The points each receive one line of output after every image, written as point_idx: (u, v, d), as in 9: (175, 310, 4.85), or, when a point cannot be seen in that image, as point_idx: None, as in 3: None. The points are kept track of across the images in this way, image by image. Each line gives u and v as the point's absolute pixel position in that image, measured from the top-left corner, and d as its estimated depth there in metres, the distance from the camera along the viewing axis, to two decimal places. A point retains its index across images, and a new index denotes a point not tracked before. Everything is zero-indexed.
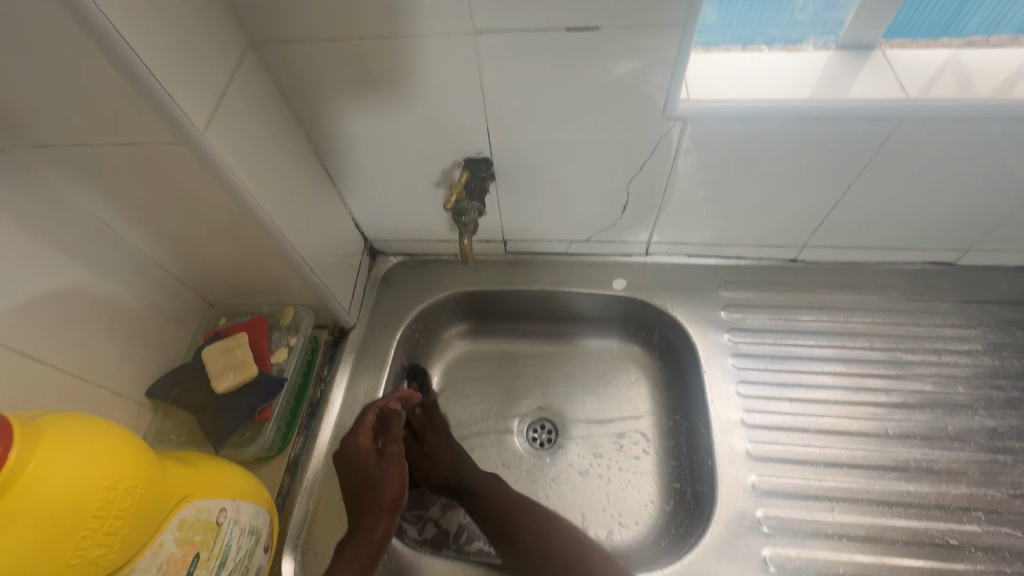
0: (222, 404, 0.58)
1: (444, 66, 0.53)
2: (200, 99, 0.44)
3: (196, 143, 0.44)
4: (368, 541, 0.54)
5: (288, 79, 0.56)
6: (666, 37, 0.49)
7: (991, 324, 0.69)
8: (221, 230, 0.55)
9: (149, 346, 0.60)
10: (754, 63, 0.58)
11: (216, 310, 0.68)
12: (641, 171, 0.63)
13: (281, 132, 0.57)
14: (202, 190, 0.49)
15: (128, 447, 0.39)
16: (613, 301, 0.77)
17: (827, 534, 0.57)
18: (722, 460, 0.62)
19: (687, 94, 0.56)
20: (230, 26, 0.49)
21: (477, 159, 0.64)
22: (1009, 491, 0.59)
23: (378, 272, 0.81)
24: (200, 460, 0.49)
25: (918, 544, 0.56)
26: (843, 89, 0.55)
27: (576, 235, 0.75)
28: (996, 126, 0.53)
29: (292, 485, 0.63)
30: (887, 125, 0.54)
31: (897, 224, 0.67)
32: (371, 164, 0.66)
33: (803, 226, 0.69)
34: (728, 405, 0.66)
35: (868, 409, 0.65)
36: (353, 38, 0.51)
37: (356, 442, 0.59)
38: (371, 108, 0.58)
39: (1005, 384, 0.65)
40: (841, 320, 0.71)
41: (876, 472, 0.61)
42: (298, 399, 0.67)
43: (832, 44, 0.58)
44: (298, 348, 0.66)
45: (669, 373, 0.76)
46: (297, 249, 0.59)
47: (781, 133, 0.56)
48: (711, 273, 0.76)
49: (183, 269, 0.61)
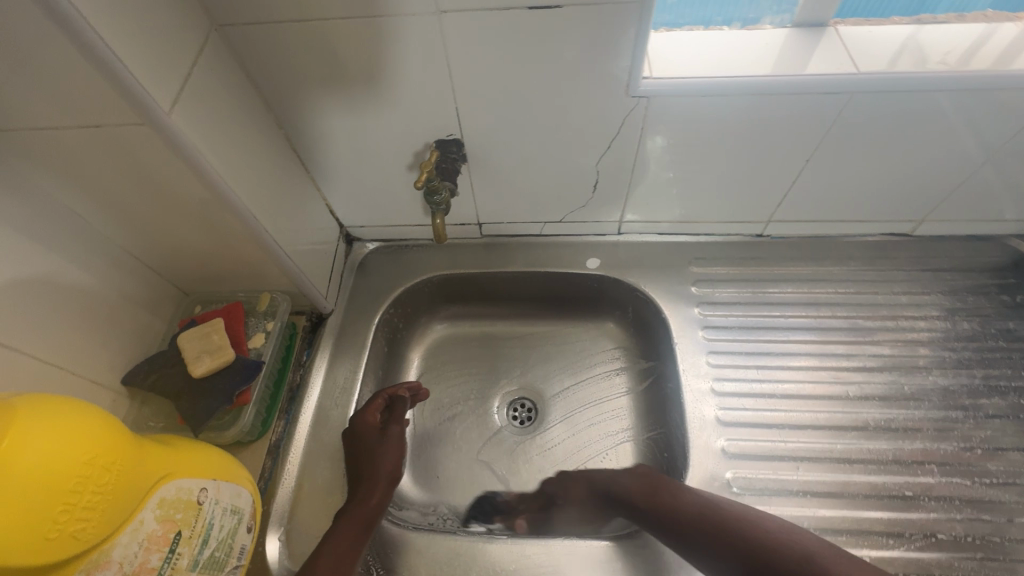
0: (199, 389, 0.58)
1: (411, 47, 0.54)
2: (164, 81, 0.44)
3: (162, 125, 0.44)
4: (363, 506, 0.57)
5: (255, 63, 0.56)
6: (626, 14, 0.50)
7: (945, 291, 0.73)
8: (191, 215, 0.55)
9: (123, 334, 0.59)
10: (714, 41, 0.60)
11: (191, 298, 0.68)
12: (609, 150, 0.65)
13: (250, 116, 0.57)
14: (170, 172, 0.49)
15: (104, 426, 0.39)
16: (587, 280, 0.78)
17: (792, 492, 0.60)
18: (693, 426, 0.65)
19: (651, 72, 0.57)
20: (192, 8, 0.49)
21: (448, 141, 0.64)
22: (961, 444, 0.62)
23: (355, 258, 0.81)
24: (179, 442, 0.50)
25: (877, 497, 0.60)
26: (799, 64, 0.57)
27: (549, 217, 0.76)
28: (941, 97, 0.56)
29: (273, 469, 0.63)
30: (839, 98, 0.57)
31: (855, 197, 0.70)
32: (343, 149, 0.66)
33: (767, 202, 0.71)
34: (699, 375, 0.68)
35: (831, 373, 0.68)
36: (319, 20, 0.51)
37: (365, 419, 0.64)
38: (339, 91, 0.59)
39: (957, 345, 0.69)
40: (804, 291, 0.74)
41: (838, 432, 0.64)
42: (277, 385, 0.68)
43: (788, 22, 0.61)
44: (275, 333, 0.66)
45: (642, 348, 0.78)
46: (271, 233, 0.59)
47: (742, 108, 0.58)
48: (682, 250, 0.78)
49: (155, 257, 0.61)
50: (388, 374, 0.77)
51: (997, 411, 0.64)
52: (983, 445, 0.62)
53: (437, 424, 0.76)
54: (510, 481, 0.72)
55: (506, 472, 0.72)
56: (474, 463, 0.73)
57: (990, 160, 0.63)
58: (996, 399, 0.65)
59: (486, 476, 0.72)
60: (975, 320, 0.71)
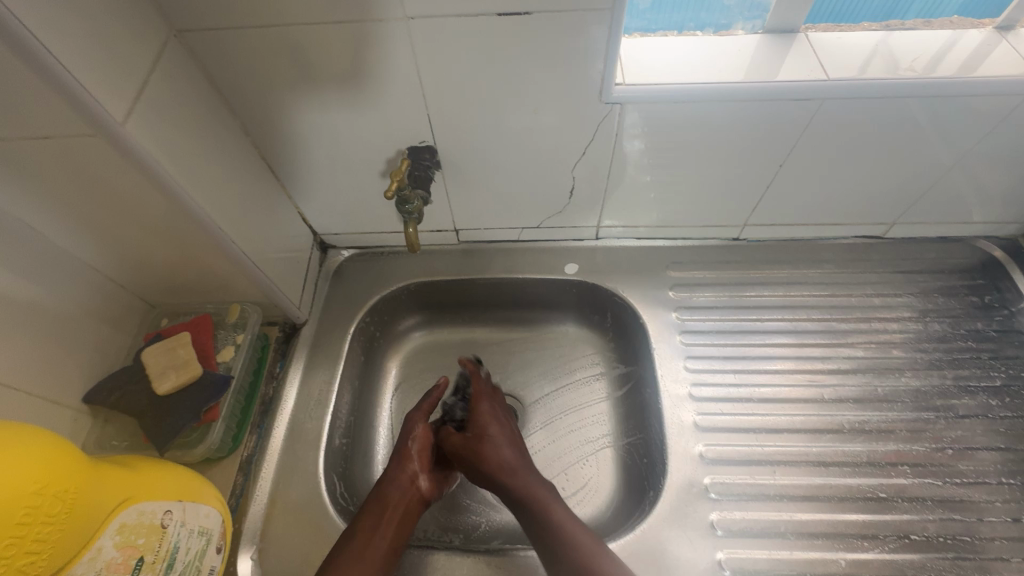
0: (165, 406, 0.56)
1: (379, 53, 0.53)
2: (118, 89, 0.42)
3: (115, 135, 0.42)
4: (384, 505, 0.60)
5: (218, 70, 0.54)
6: (597, 21, 0.50)
7: (917, 292, 0.74)
8: (154, 227, 0.53)
9: (84, 350, 0.57)
10: (687, 47, 0.60)
11: (158, 311, 0.66)
12: (584, 156, 0.64)
13: (214, 124, 0.55)
14: (128, 184, 0.47)
15: (57, 451, 0.38)
16: (565, 285, 0.78)
17: (769, 496, 0.60)
18: (671, 432, 0.65)
19: (623, 78, 0.57)
20: (149, 13, 0.47)
21: (421, 148, 0.63)
22: (933, 445, 0.63)
23: (330, 266, 0.80)
24: (143, 463, 0.48)
25: (852, 500, 0.60)
26: (769, 70, 0.57)
27: (526, 222, 0.75)
28: (909, 103, 0.57)
29: (245, 485, 0.61)
30: (809, 104, 0.57)
31: (828, 201, 0.70)
32: (313, 156, 0.65)
33: (741, 206, 0.72)
34: (677, 380, 0.68)
35: (807, 376, 0.68)
36: (283, 25, 0.50)
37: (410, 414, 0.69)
38: (307, 97, 0.57)
39: (929, 346, 0.70)
40: (780, 295, 0.74)
41: (814, 436, 0.64)
42: (248, 398, 0.66)
43: (759, 28, 0.61)
44: (245, 346, 0.64)
45: (622, 354, 0.78)
46: (238, 244, 0.58)
47: (714, 114, 0.58)
48: (660, 255, 0.78)
49: (117, 270, 0.59)
50: (365, 384, 0.76)
51: (968, 412, 0.65)
52: (954, 445, 0.63)
53: None
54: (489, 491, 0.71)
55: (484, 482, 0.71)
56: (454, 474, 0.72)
57: (957, 164, 0.64)
58: (967, 399, 0.66)
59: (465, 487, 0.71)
60: (946, 321, 0.72)
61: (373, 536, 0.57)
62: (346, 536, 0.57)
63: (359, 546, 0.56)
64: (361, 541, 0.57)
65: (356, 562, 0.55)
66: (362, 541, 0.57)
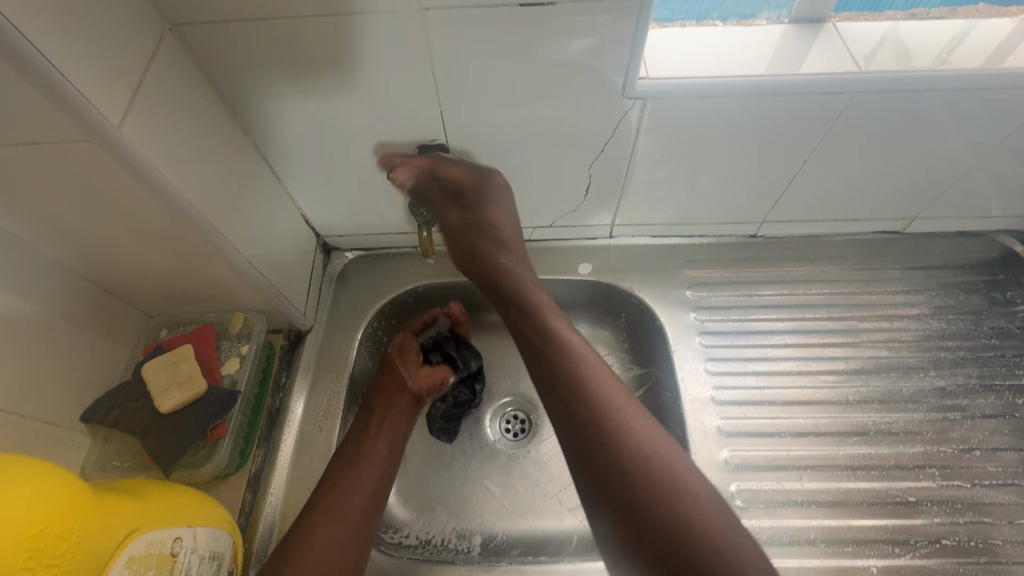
0: (169, 424, 0.54)
1: (390, 47, 0.50)
2: (113, 91, 0.39)
3: (111, 140, 0.39)
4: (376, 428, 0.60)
5: (217, 65, 0.51)
6: (623, 12, 0.47)
7: (936, 289, 0.72)
8: (153, 236, 0.49)
9: (81, 365, 0.54)
10: (710, 37, 0.57)
11: (156, 321, 0.62)
12: (602, 153, 0.62)
13: (213, 123, 0.52)
14: (124, 193, 0.44)
15: (58, 484, 0.35)
16: (578, 286, 0.76)
17: (797, 503, 0.59)
18: (695, 437, 0.63)
19: (646, 72, 0.54)
20: (140, 4, 0.44)
21: (432, 147, 0.60)
22: (960, 446, 0.62)
23: (333, 269, 0.76)
24: (146, 490, 0.46)
25: (881, 504, 0.59)
26: (798, 62, 0.54)
27: (538, 222, 0.73)
28: (941, 96, 0.55)
29: (254, 502, 0.58)
30: (840, 98, 0.55)
31: (849, 196, 0.68)
32: (318, 155, 0.61)
33: (760, 203, 0.69)
34: (698, 384, 0.67)
35: (829, 377, 0.67)
36: (288, 18, 0.47)
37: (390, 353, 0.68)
38: (311, 93, 0.54)
39: (951, 345, 0.69)
40: (799, 293, 0.72)
41: (839, 439, 0.63)
42: (254, 411, 0.63)
43: (785, 17, 0.58)
44: (250, 357, 0.61)
45: (636, 354, 0.76)
46: (239, 248, 0.55)
47: (739, 108, 0.56)
48: (675, 253, 0.76)
49: (113, 279, 0.55)
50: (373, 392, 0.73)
51: (993, 411, 0.64)
52: (981, 446, 0.62)
53: (428, 443, 0.73)
54: (505, 499, 0.69)
55: (500, 489, 0.70)
56: (468, 482, 0.70)
57: (983, 159, 0.62)
58: (990, 398, 0.65)
59: (480, 495, 0.69)
60: (967, 318, 0.71)
61: (365, 450, 0.58)
62: (341, 455, 0.58)
63: (351, 457, 0.57)
64: (352, 454, 0.57)
65: (355, 476, 0.55)
66: (352, 453, 0.57)
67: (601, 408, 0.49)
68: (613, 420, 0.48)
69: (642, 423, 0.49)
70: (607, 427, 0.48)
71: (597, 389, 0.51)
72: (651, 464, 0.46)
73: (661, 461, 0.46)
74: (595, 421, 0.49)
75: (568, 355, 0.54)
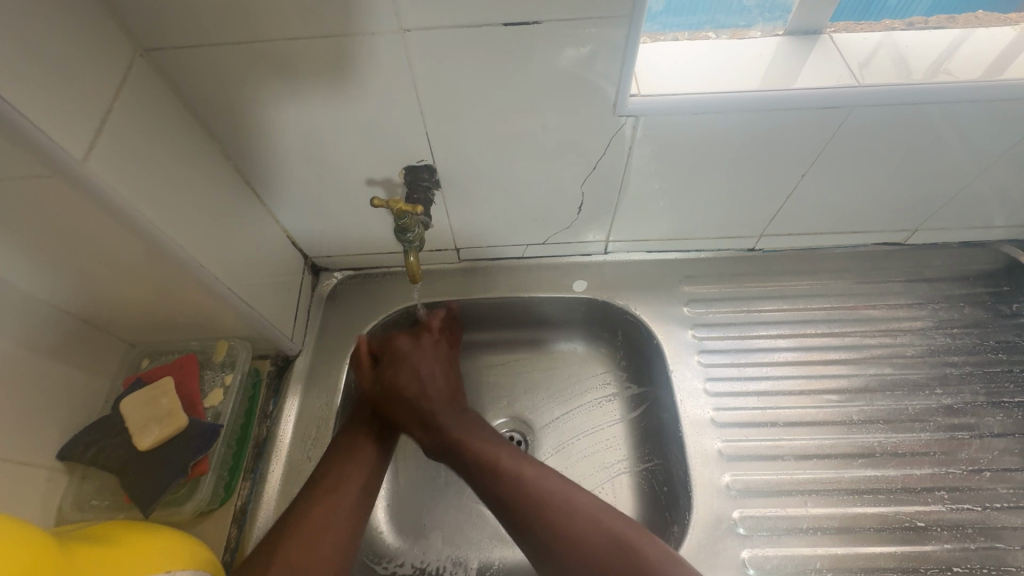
0: (148, 462, 0.53)
1: (371, 68, 0.48)
2: (76, 124, 0.37)
3: (75, 174, 0.37)
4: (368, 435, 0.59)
5: (192, 90, 0.49)
6: (609, 29, 0.46)
7: (941, 302, 0.71)
8: (129, 268, 0.48)
9: (60, 401, 0.52)
10: (702, 51, 0.55)
11: (138, 350, 0.61)
12: (594, 171, 0.60)
13: (189, 150, 0.50)
14: (95, 226, 0.42)
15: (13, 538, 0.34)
16: (573, 303, 0.74)
17: (802, 530, 0.57)
18: (695, 461, 0.61)
19: (637, 88, 0.53)
20: (109, 32, 0.43)
21: (419, 167, 0.59)
22: (969, 468, 0.61)
23: (323, 291, 0.74)
24: (119, 538, 0.44)
25: (889, 530, 0.58)
26: (793, 76, 0.53)
27: (531, 239, 0.71)
28: (942, 109, 0.53)
29: (240, 537, 0.56)
30: (838, 113, 0.53)
31: (849, 210, 0.67)
32: (302, 178, 0.60)
33: (758, 217, 0.68)
34: (698, 405, 0.65)
35: (831, 396, 0.65)
36: (264, 41, 0.46)
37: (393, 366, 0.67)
38: (292, 116, 0.53)
39: (958, 360, 0.67)
40: (800, 309, 0.71)
41: (844, 461, 0.61)
42: (240, 441, 0.61)
43: (780, 29, 0.56)
44: (234, 387, 0.60)
45: (634, 373, 0.74)
46: (219, 277, 0.53)
47: (734, 125, 0.54)
48: (673, 268, 0.74)
49: (90, 311, 0.54)
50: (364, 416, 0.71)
51: (1002, 429, 0.63)
52: (991, 467, 0.61)
53: (422, 468, 0.71)
54: (502, 525, 0.67)
55: (497, 515, 0.68)
56: (464, 508, 0.68)
57: (985, 171, 0.61)
58: (999, 415, 0.64)
59: (476, 521, 0.67)
60: (973, 332, 0.69)
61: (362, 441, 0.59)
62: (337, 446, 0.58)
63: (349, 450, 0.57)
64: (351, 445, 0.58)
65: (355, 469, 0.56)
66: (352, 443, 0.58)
67: (533, 497, 0.51)
68: (541, 504, 0.51)
69: (576, 497, 0.51)
70: (530, 497, 0.51)
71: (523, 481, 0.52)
72: (591, 539, 0.48)
73: (602, 529, 0.49)
74: (530, 505, 0.51)
75: (488, 456, 0.55)
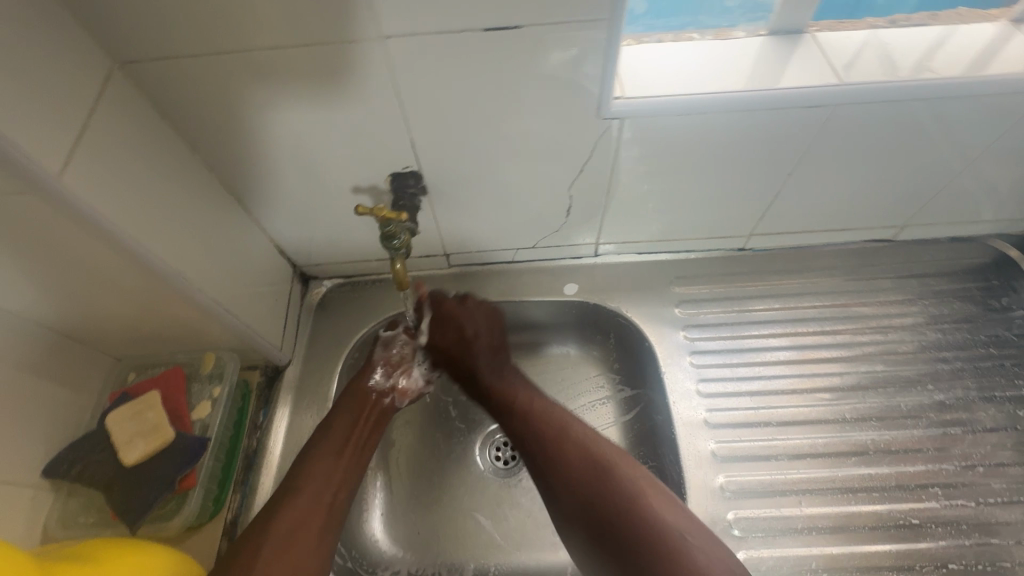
0: (134, 478, 0.52)
1: (353, 77, 0.48)
2: (51, 139, 0.37)
3: (52, 190, 0.37)
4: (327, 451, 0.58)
5: (172, 101, 0.49)
6: (591, 32, 0.46)
7: (931, 298, 0.71)
8: (111, 282, 0.47)
9: (45, 418, 0.52)
10: (686, 52, 0.55)
11: (125, 364, 0.60)
12: (581, 173, 0.60)
13: (170, 161, 0.50)
14: (74, 241, 0.42)
15: None
16: (565, 306, 0.74)
17: (797, 530, 0.58)
18: (689, 463, 0.61)
19: (622, 90, 0.53)
20: (85, 45, 0.42)
21: (404, 173, 0.58)
22: (962, 464, 0.61)
23: (312, 300, 0.74)
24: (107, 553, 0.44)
25: (883, 528, 0.58)
26: (777, 75, 0.53)
27: (521, 243, 0.71)
28: (925, 107, 0.53)
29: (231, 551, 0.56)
30: (823, 111, 0.53)
31: (837, 207, 0.67)
32: (287, 186, 0.59)
33: (746, 217, 0.68)
34: (691, 406, 0.65)
35: (824, 395, 0.65)
36: (244, 51, 0.45)
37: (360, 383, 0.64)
38: (274, 124, 0.52)
39: (949, 356, 0.67)
40: (791, 308, 0.71)
41: (838, 460, 0.61)
42: (229, 454, 0.60)
43: (764, 28, 0.57)
44: (222, 400, 0.59)
45: (627, 375, 0.73)
46: (204, 288, 0.52)
47: (719, 126, 0.54)
48: (663, 269, 0.74)
49: (73, 327, 0.53)
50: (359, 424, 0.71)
51: (994, 424, 0.63)
52: (984, 462, 0.61)
53: (415, 475, 0.70)
54: (497, 530, 0.67)
55: (491, 520, 0.67)
56: (458, 515, 0.68)
57: (971, 166, 0.61)
58: (990, 410, 0.64)
59: (470, 528, 0.67)
60: (964, 328, 0.69)
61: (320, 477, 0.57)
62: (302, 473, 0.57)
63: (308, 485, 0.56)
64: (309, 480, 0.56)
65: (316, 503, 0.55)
66: (311, 489, 0.55)
67: (600, 481, 0.55)
68: (612, 470, 0.56)
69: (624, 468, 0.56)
70: (547, 432, 0.60)
71: (539, 416, 0.61)
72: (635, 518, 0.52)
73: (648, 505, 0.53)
74: (582, 471, 0.56)
75: (550, 426, 0.60)
